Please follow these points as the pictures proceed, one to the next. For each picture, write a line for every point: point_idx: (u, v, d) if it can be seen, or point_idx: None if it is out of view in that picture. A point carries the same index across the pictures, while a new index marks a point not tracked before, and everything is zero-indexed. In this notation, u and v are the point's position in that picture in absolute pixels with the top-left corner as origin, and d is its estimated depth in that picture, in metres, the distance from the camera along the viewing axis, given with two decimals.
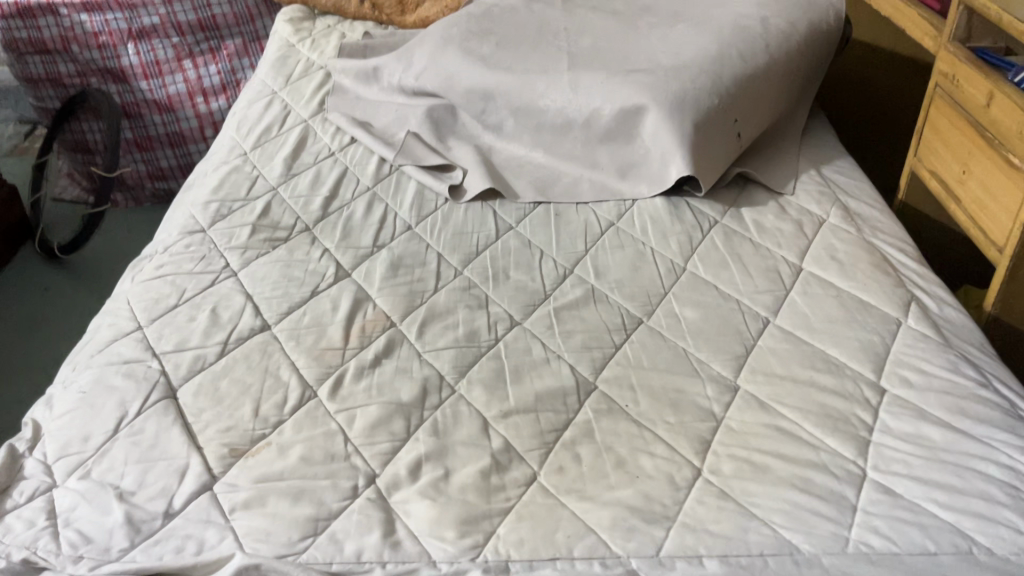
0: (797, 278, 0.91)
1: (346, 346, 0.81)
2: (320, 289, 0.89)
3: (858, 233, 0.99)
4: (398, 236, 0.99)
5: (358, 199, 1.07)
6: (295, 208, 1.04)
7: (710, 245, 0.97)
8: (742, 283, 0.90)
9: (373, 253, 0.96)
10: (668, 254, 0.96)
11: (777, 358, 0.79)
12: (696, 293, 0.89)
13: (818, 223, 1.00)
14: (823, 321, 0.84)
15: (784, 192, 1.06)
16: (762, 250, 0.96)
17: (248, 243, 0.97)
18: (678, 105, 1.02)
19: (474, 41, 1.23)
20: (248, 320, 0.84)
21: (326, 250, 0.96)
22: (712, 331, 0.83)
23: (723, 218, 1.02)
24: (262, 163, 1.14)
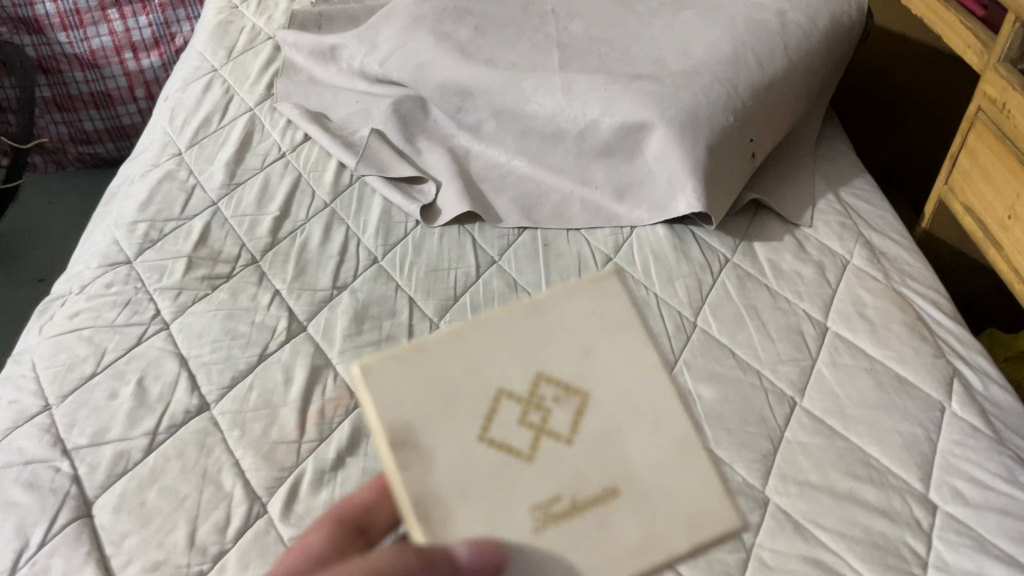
0: (823, 342, 0.79)
1: (301, 439, 0.67)
2: (269, 350, 0.75)
3: (886, 280, 0.87)
4: (362, 274, 0.85)
5: (314, 219, 0.92)
6: (239, 232, 0.89)
7: (723, 293, 0.85)
8: (763, 349, 0.78)
9: (333, 297, 0.82)
10: (676, 304, 0.84)
11: (810, 458, 0.68)
12: (712, 362, 0.77)
13: (841, 265, 0.88)
14: (858, 405, 0.73)
15: (801, 223, 0.93)
16: (781, 302, 0.84)
17: (183, 282, 0.81)
18: (691, 123, 0.88)
19: (449, 23, 1.06)
20: (182, 397, 0.70)
21: (276, 293, 0.82)
22: (733, 419, 0.71)
23: (735, 256, 0.90)
24: (200, 166, 0.98)
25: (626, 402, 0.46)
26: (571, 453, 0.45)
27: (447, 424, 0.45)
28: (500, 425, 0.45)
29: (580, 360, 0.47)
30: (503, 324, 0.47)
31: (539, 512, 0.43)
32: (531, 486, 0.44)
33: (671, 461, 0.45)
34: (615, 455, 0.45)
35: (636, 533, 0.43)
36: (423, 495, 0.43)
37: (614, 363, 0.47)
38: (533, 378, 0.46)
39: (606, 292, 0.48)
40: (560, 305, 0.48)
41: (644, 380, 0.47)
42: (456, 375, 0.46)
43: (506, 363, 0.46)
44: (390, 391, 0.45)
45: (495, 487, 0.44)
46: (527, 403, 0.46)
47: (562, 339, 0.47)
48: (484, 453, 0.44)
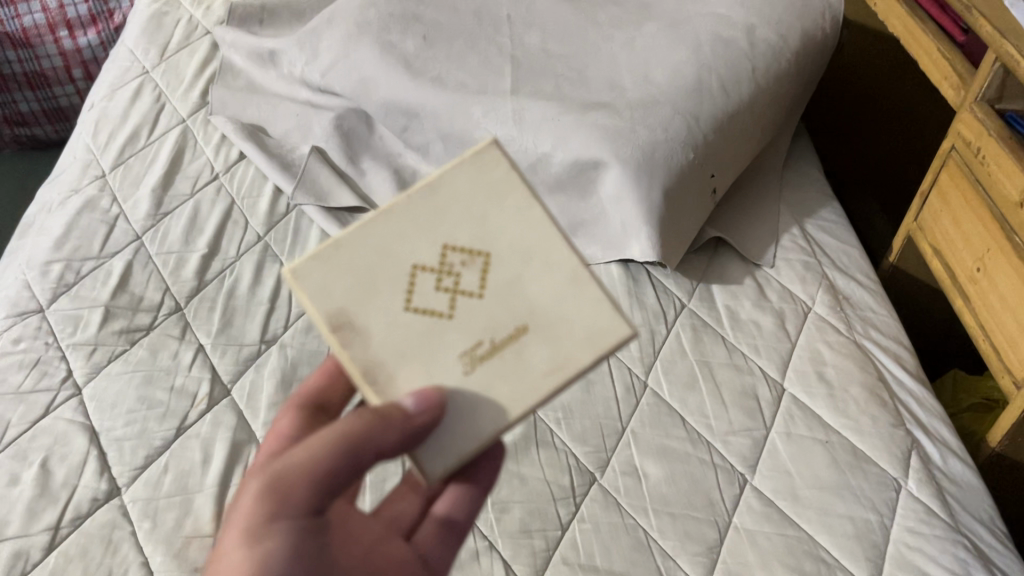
0: (778, 408, 0.75)
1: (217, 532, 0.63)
2: (187, 423, 0.71)
3: (848, 331, 0.82)
4: (293, 324, 0.80)
5: (245, 257, 0.86)
6: (163, 273, 0.83)
7: (676, 348, 0.80)
8: (715, 417, 0.74)
9: (260, 355, 0.77)
10: (627, 360, 0.79)
11: (756, 550, 0.65)
12: (660, 434, 0.73)
13: (802, 313, 0.84)
14: (811, 486, 0.70)
15: (762, 262, 0.88)
16: (737, 357, 0.79)
17: (98, 337, 0.76)
18: (647, 163, 0.83)
19: (396, 31, 0.98)
20: (90, 482, 0.66)
21: (199, 349, 0.76)
22: (678, 503, 0.68)
23: (691, 301, 0.84)
24: (125, 192, 0.91)
25: (529, 252, 0.50)
26: (486, 306, 0.49)
27: (373, 300, 0.49)
28: (422, 294, 0.49)
29: (480, 216, 0.51)
30: (408, 210, 0.50)
31: (465, 357, 0.48)
32: (459, 343, 0.49)
33: (569, 290, 0.50)
34: (526, 295, 0.50)
35: (552, 356, 0.48)
36: (365, 363, 0.48)
37: (508, 219, 0.51)
38: (440, 247, 0.50)
39: (486, 161, 0.52)
40: (452, 178, 0.51)
41: (536, 242, 0.50)
42: (374, 262, 0.49)
43: (416, 241, 0.50)
44: (319, 290, 0.48)
45: (423, 346, 0.48)
46: (442, 269, 0.50)
47: (460, 209, 0.51)
48: (411, 318, 0.49)
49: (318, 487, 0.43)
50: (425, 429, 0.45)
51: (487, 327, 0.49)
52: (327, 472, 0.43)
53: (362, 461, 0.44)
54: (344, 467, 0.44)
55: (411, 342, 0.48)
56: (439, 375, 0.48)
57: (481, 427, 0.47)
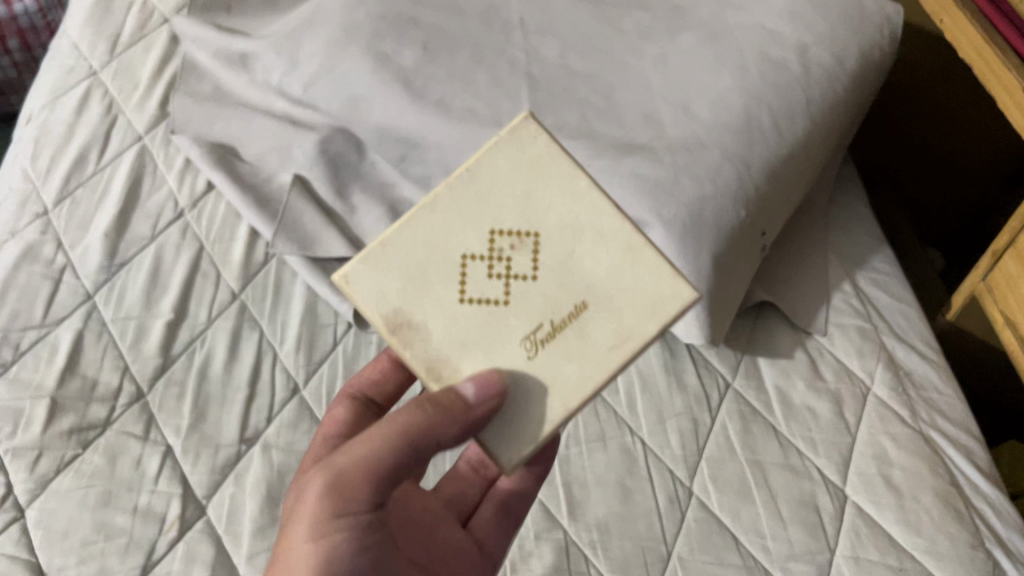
0: (842, 523, 0.66)
1: None
2: (154, 558, 0.59)
3: (912, 418, 0.73)
4: (278, 416, 0.68)
5: (218, 323, 0.73)
6: (121, 347, 0.70)
7: (724, 445, 0.70)
8: (772, 536, 0.65)
9: (241, 458, 0.65)
10: (668, 461, 0.69)
11: None
12: (712, 561, 0.63)
13: (861, 395, 0.74)
14: None
15: (813, 329, 0.78)
16: (791, 456, 0.70)
17: (43, 440, 0.64)
18: (693, 224, 0.70)
19: (391, 38, 0.82)
20: None
21: (167, 452, 0.64)
22: None
23: (736, 380, 0.74)
24: (72, 238, 0.77)
25: (576, 225, 0.45)
26: (540, 287, 0.45)
27: (427, 293, 0.45)
28: (475, 286, 0.45)
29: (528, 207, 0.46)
30: (447, 201, 0.46)
31: (527, 340, 0.44)
32: (519, 327, 0.44)
33: (626, 259, 0.44)
34: (579, 280, 0.45)
35: (616, 331, 0.43)
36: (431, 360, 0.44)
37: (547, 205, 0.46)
38: (488, 234, 0.45)
39: (524, 138, 0.46)
40: (489, 163, 0.46)
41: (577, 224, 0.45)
42: (425, 259, 0.45)
43: (460, 226, 0.45)
44: (371, 290, 0.44)
45: (479, 335, 0.44)
46: (492, 255, 0.45)
47: (504, 193, 0.46)
48: (467, 310, 0.45)
49: (378, 481, 0.42)
50: (489, 415, 0.42)
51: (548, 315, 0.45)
52: (389, 467, 0.42)
53: (424, 453, 0.43)
54: (405, 462, 0.43)
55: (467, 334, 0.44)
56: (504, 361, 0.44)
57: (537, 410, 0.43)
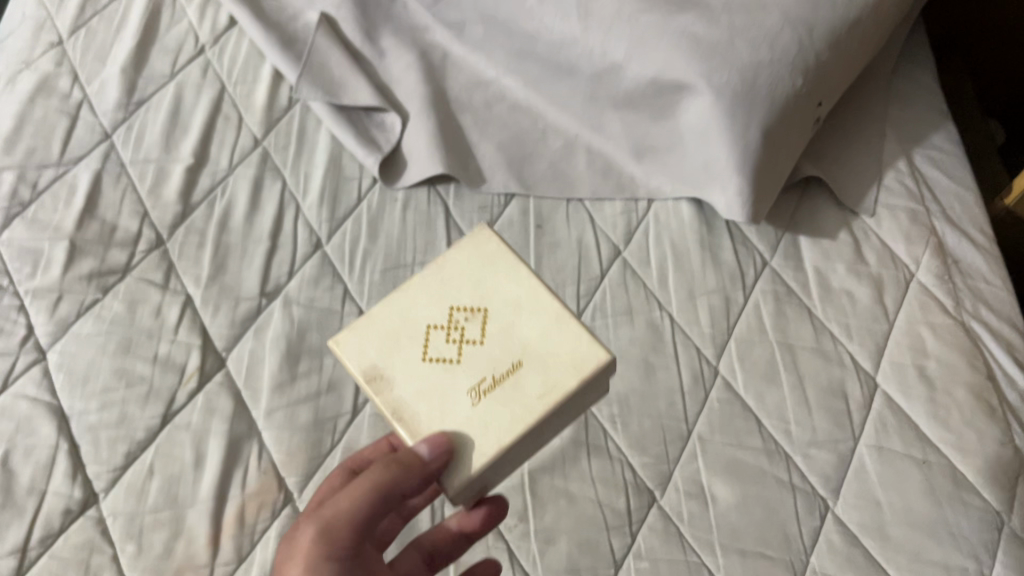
0: (869, 411, 0.65)
1: (214, 561, 0.53)
2: (174, 408, 0.59)
3: (954, 308, 0.70)
4: (300, 271, 0.66)
5: (239, 171, 0.71)
6: (139, 191, 0.68)
7: (755, 326, 0.68)
8: (796, 421, 0.64)
9: (261, 311, 0.64)
10: (696, 338, 0.67)
11: None
12: (731, 441, 0.62)
13: (903, 282, 0.71)
14: (903, 522, 0.60)
15: (861, 210, 0.74)
16: (824, 342, 0.68)
17: (63, 282, 0.62)
18: (745, 94, 0.65)
19: None
20: (61, 486, 0.55)
21: (187, 301, 0.64)
22: (750, 538, 0.58)
23: (774, 259, 0.72)
24: (89, 72, 0.74)
25: (517, 418, 0.41)
26: (484, 350, 0.44)
27: (510, 319, 0.45)
28: (433, 347, 0.45)
29: (441, 276, 0.47)
30: (508, 286, 0.46)
31: (473, 390, 0.43)
32: (465, 380, 0.43)
33: (482, 421, 0.42)
34: (496, 413, 0.42)
35: (543, 383, 0.42)
36: (399, 407, 0.43)
37: (503, 289, 0.46)
38: (446, 309, 0.46)
39: (573, 345, 0.43)
40: (504, 285, 0.46)
41: (556, 308, 0.45)
42: (514, 308, 0.45)
43: (514, 300, 0.46)
44: (485, 282, 0.47)
45: (439, 390, 0.43)
46: (452, 326, 0.45)
47: (519, 344, 0.44)
48: (427, 369, 0.44)
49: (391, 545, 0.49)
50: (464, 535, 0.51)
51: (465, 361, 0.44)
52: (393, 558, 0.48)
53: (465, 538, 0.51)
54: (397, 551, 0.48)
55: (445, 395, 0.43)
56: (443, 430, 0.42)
57: (478, 465, 0.41)
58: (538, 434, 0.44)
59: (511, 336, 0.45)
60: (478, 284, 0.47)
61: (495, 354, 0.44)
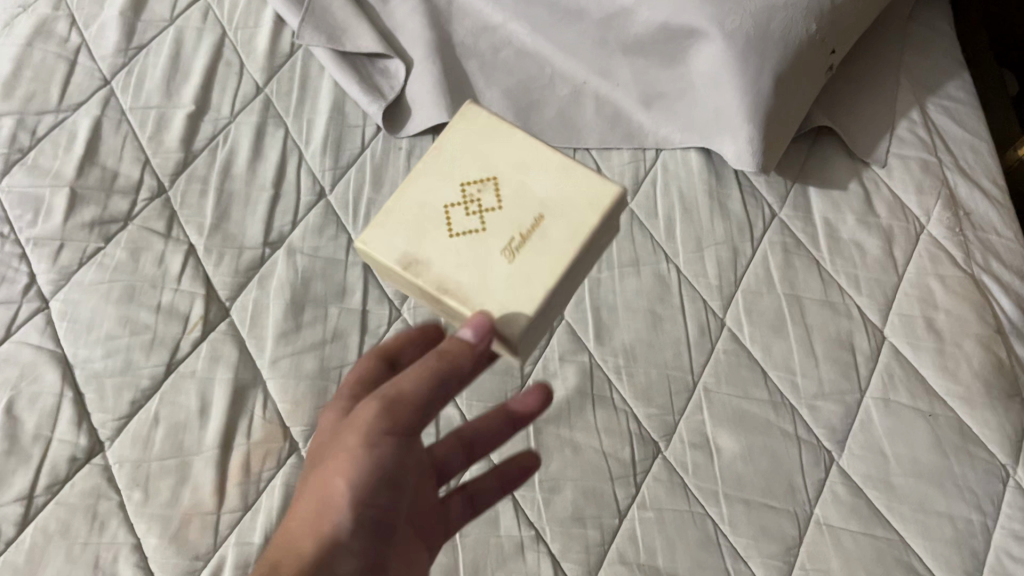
0: (876, 364, 0.64)
1: (220, 509, 0.54)
2: (179, 356, 0.59)
3: (964, 260, 0.69)
4: (304, 220, 0.66)
5: (241, 118, 0.70)
6: (140, 138, 0.67)
7: (763, 278, 0.67)
8: (803, 373, 0.63)
9: (265, 261, 0.63)
10: (703, 289, 0.67)
11: (839, 553, 0.56)
12: (738, 393, 0.62)
13: (913, 234, 0.70)
14: (908, 474, 0.60)
15: (871, 161, 0.73)
16: (832, 294, 0.67)
17: (65, 230, 0.62)
18: (760, 38, 0.64)
19: None
20: (67, 433, 0.55)
21: (190, 250, 0.63)
22: (755, 488, 0.58)
23: (783, 210, 0.71)
24: (86, 17, 0.73)
25: (554, 263, 0.39)
26: (508, 213, 0.42)
27: (523, 175, 0.43)
28: (455, 224, 0.41)
29: (444, 159, 0.44)
30: (518, 154, 0.43)
31: (504, 250, 0.40)
32: (495, 247, 0.41)
33: (519, 283, 0.39)
34: (534, 280, 0.39)
35: (569, 228, 0.40)
36: (442, 281, 0.40)
37: (507, 149, 0.44)
38: (455, 185, 0.43)
39: (596, 195, 0.41)
40: (509, 142, 0.44)
41: (563, 157, 0.43)
42: (521, 166, 0.43)
43: (523, 168, 0.43)
44: (486, 156, 0.44)
45: (466, 266, 0.40)
46: (466, 201, 0.42)
47: (538, 187, 0.42)
48: (453, 243, 0.41)
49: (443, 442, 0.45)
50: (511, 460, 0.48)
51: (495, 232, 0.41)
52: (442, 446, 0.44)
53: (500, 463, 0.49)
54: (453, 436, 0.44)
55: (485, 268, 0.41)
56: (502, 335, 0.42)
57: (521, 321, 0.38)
58: (574, 276, 0.42)
59: (534, 193, 0.42)
60: (484, 156, 0.44)
61: (522, 214, 0.41)
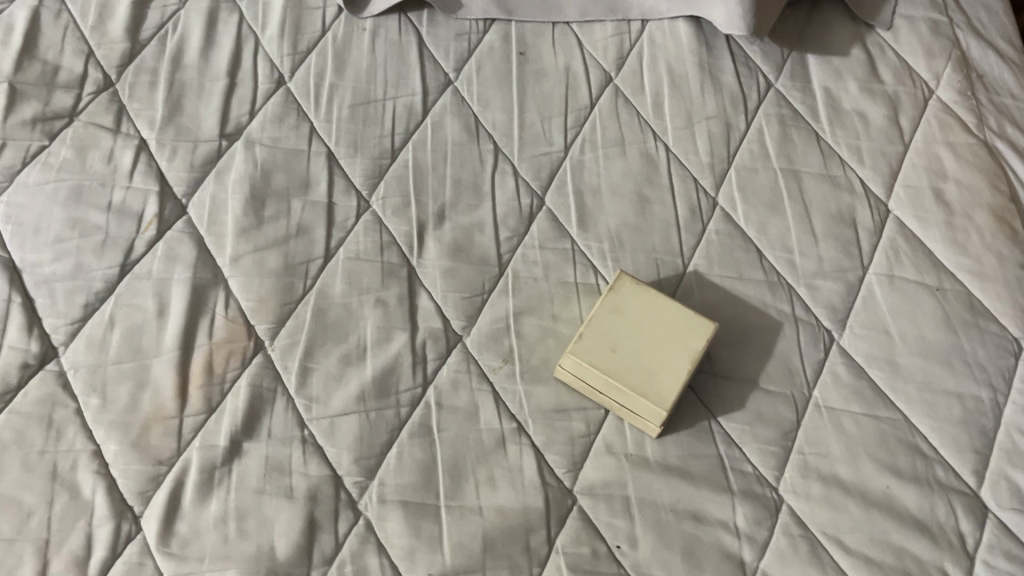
0: (879, 239, 0.60)
1: (183, 413, 0.51)
2: (133, 257, 0.55)
3: (977, 125, 0.65)
4: (262, 110, 0.61)
5: (192, 4, 0.65)
6: (83, 28, 0.62)
7: (758, 153, 0.63)
8: (801, 250, 0.59)
9: (221, 154, 0.59)
10: (694, 167, 0.62)
11: (840, 437, 0.53)
12: (731, 274, 0.58)
13: (921, 100, 0.65)
14: (914, 352, 0.56)
15: (875, 24, 0.68)
16: (833, 167, 0.63)
17: (5, 128, 0.58)
18: None
19: None
20: (17, 340, 0.52)
21: (141, 145, 0.59)
22: (749, 372, 0.55)
23: (780, 81, 0.66)
24: None
25: (592, 380, 0.52)
26: (601, 343, 0.52)
27: (628, 351, 0.51)
28: (600, 342, 0.52)
29: (624, 313, 0.52)
30: (625, 309, 0.53)
31: (599, 335, 0.52)
32: (584, 340, 0.52)
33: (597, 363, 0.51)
34: (611, 364, 0.51)
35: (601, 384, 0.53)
36: (609, 343, 0.52)
37: (623, 321, 0.52)
38: (656, 334, 0.52)
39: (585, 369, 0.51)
40: (628, 304, 0.53)
41: (616, 324, 0.52)
42: (628, 335, 0.52)
43: (617, 342, 0.52)
44: (645, 363, 0.51)
45: (610, 362, 0.51)
46: (626, 338, 0.52)
47: (583, 373, 0.52)
48: (597, 343, 0.52)
49: None
50: None
51: (601, 357, 0.51)
52: None
53: None
54: None
55: (612, 386, 0.51)
56: (656, 433, 0.52)
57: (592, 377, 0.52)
58: (657, 370, 0.51)
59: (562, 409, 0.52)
60: (622, 348, 0.52)
61: None
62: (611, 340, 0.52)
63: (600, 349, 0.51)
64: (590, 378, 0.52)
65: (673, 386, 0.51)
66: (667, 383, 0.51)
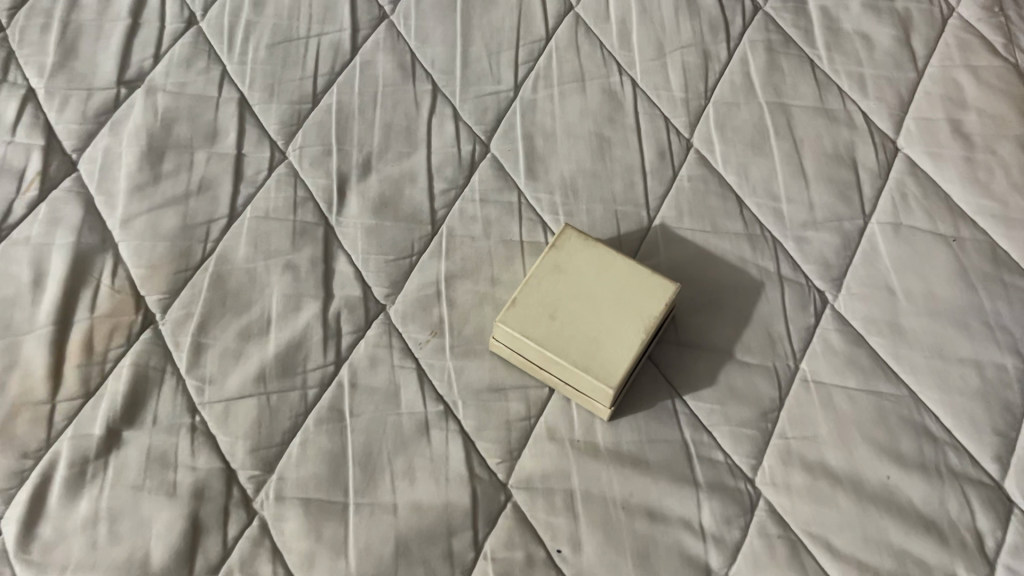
0: (885, 181, 0.51)
1: (55, 398, 0.44)
2: (10, 221, 0.48)
3: (1005, 46, 0.55)
4: (168, 53, 0.54)
5: None
6: None
7: (740, 86, 0.54)
8: (789, 197, 0.50)
9: (119, 104, 0.52)
10: (665, 104, 0.53)
11: (830, 417, 0.44)
12: (704, 226, 0.49)
13: (937, 20, 0.56)
14: (923, 314, 0.47)
15: None
16: (829, 99, 0.53)
17: None
18: None
19: None
20: None
21: (29, 96, 0.52)
22: (723, 341, 0.46)
23: (769, 3, 0.57)
24: None
25: (527, 352, 0.44)
26: (538, 308, 0.43)
27: (569, 318, 0.43)
28: (536, 307, 0.43)
29: (567, 273, 0.44)
30: (567, 268, 0.44)
31: (535, 299, 0.44)
32: (518, 305, 0.43)
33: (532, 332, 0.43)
34: (547, 334, 0.43)
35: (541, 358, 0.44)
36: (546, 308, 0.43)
37: (565, 282, 0.44)
38: (603, 298, 0.43)
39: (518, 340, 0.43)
40: (572, 262, 0.44)
41: (556, 286, 0.44)
42: (570, 299, 0.43)
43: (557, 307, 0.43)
44: (589, 332, 0.43)
45: (546, 330, 0.43)
46: (568, 302, 0.43)
47: (517, 344, 0.44)
48: (534, 308, 0.43)
49: None
50: None
51: (536, 326, 0.43)
52: None
53: None
54: None
55: (550, 359, 0.43)
56: (605, 413, 0.44)
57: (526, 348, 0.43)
58: (603, 340, 0.42)
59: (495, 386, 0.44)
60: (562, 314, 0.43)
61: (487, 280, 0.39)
62: (550, 305, 0.43)
63: (535, 315, 0.43)
64: (525, 350, 0.44)
65: (622, 358, 0.42)
66: (615, 355, 0.42)
